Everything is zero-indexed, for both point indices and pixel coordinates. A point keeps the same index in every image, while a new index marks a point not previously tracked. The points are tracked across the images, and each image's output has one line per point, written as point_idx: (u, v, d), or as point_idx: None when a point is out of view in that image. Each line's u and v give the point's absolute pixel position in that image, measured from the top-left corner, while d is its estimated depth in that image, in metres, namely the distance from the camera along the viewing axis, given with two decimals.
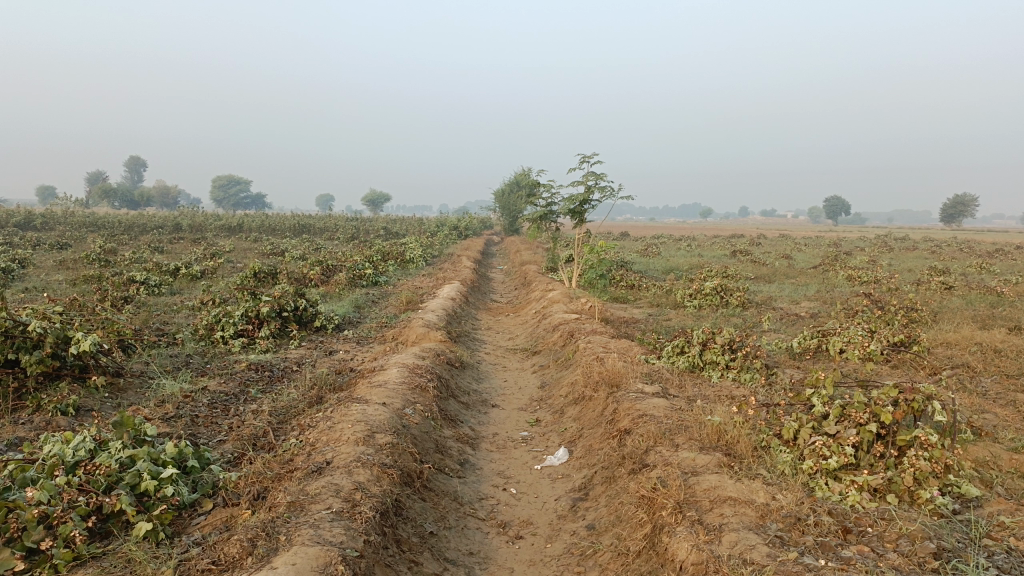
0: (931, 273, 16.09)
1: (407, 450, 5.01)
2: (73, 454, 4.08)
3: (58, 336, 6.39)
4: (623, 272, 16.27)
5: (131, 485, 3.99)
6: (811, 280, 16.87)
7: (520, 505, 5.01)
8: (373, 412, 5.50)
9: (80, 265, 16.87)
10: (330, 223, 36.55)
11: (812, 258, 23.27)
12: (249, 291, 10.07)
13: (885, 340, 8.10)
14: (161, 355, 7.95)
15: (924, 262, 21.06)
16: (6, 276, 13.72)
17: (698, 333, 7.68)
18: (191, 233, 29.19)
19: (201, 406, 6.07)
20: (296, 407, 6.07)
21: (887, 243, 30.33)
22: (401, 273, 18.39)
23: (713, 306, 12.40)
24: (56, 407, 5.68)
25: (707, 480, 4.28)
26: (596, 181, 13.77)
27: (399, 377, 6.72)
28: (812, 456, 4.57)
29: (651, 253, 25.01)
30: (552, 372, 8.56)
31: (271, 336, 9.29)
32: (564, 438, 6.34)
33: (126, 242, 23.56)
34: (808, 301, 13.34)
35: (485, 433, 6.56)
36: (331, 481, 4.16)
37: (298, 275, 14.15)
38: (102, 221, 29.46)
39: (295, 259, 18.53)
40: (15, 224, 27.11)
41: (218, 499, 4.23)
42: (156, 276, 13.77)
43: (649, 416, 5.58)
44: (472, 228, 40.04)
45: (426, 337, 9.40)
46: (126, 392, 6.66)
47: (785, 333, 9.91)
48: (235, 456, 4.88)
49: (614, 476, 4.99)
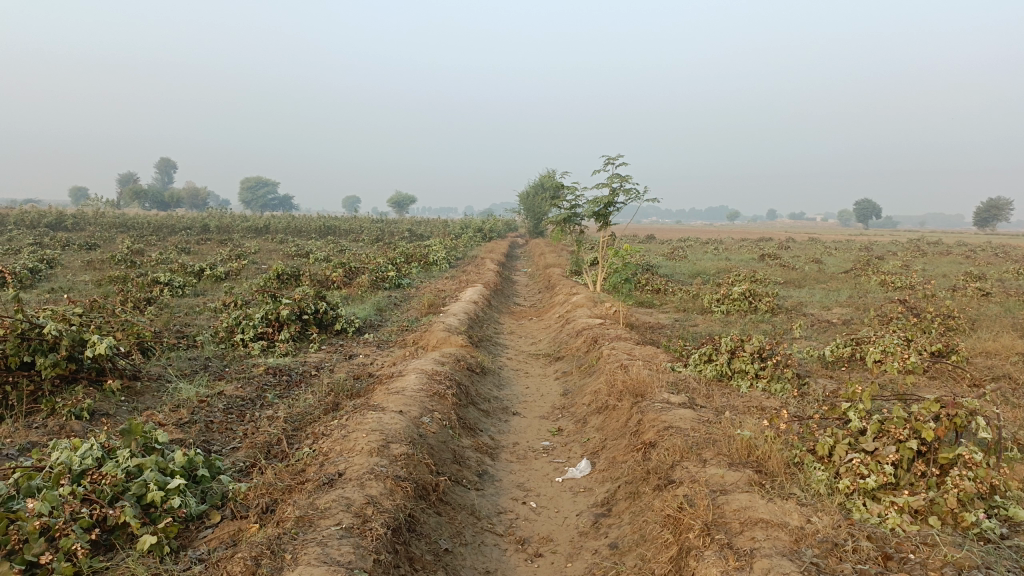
0: (968, 278, 15.65)
1: (423, 461, 4.83)
2: (80, 462, 3.95)
3: (74, 338, 6.30)
4: (648, 275, 16.03)
5: (138, 495, 3.86)
6: (842, 286, 16.46)
7: (540, 520, 4.82)
8: (388, 420, 5.34)
9: (107, 266, 16.95)
10: (356, 225, 36.63)
11: (843, 262, 22.80)
12: (271, 293, 9.99)
13: (922, 349, 7.79)
14: (180, 358, 7.88)
15: (959, 268, 20.51)
16: (33, 277, 13.82)
17: (727, 340, 7.42)
18: (218, 234, 29.40)
19: (216, 412, 5.95)
20: (311, 414, 5.93)
21: (919, 247, 29.76)
22: (424, 275, 18.29)
23: (741, 311, 12.11)
24: (70, 411, 5.59)
25: (737, 500, 4.05)
26: (621, 183, 13.57)
27: (418, 384, 6.55)
28: (849, 474, 4.34)
29: (678, 256, 24.71)
30: (575, 379, 8.35)
31: (291, 339, 9.19)
32: (586, 448, 6.13)
33: (154, 243, 23.74)
34: (840, 307, 12.99)
35: (504, 443, 6.38)
36: (342, 495, 4.01)
37: (321, 277, 14.09)
38: (132, 222, 29.78)
39: (319, 261, 18.51)
40: (46, 224, 27.50)
41: (226, 512, 4.10)
42: (180, 277, 13.79)
43: (676, 428, 5.36)
44: (498, 230, 39.91)
45: (446, 341, 9.25)
46: (143, 397, 6.58)
47: (817, 341, 9.61)
48: (247, 465, 4.75)
49: (638, 491, 4.78)
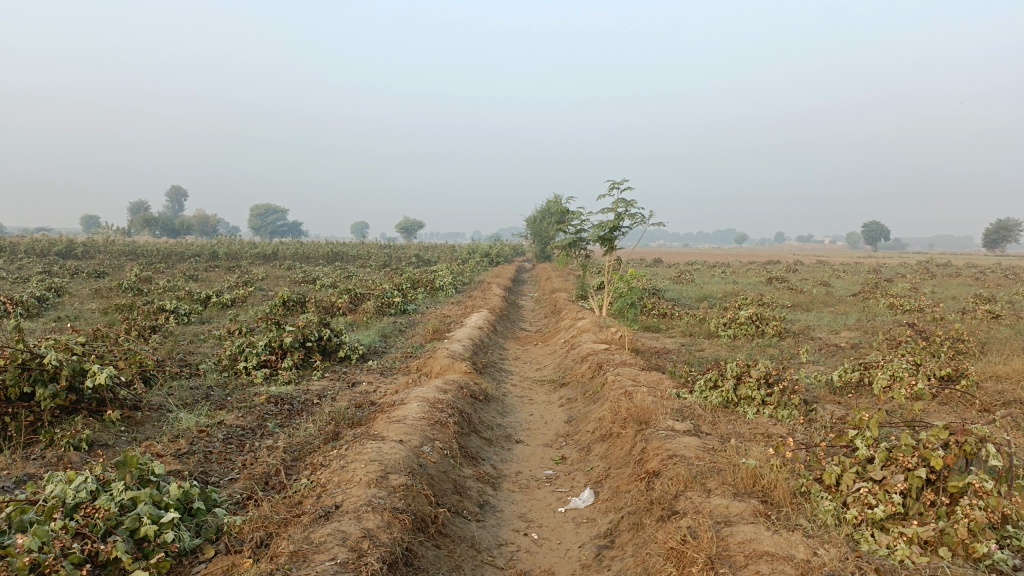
0: (978, 301, 15.53)
1: (422, 492, 4.76)
2: (74, 495, 3.89)
3: (74, 368, 6.27)
4: (655, 300, 15.96)
5: (131, 530, 3.80)
6: (851, 309, 16.35)
7: (542, 552, 4.72)
8: (388, 450, 5.27)
9: (114, 294, 17.00)
10: (363, 250, 36.74)
11: (852, 284, 22.74)
12: (274, 321, 9.96)
13: (932, 374, 7.69)
14: (182, 387, 7.84)
15: (969, 290, 20.37)
16: (40, 305, 13.86)
17: (732, 366, 7.34)
18: (226, 261, 29.52)
19: (215, 442, 5.90)
20: (311, 444, 5.86)
21: (929, 269, 29.63)
22: (430, 300, 18.27)
23: (748, 335, 12.01)
24: (68, 442, 5.54)
25: (741, 532, 3.95)
26: (626, 208, 13.57)
27: (419, 412, 6.48)
28: (857, 504, 4.24)
29: (685, 279, 24.67)
30: (580, 406, 8.26)
31: (294, 366, 9.14)
32: (589, 477, 6.04)
33: (162, 270, 23.83)
34: (848, 331, 12.88)
35: (507, 472, 6.29)
36: (338, 529, 3.94)
37: (326, 304, 14.10)
38: (140, 250, 29.97)
39: (325, 287, 18.53)
40: (57, 252, 27.69)
41: (221, 546, 4.03)
42: (186, 305, 13.80)
43: (680, 456, 5.27)
44: (505, 255, 39.94)
45: (450, 368, 9.18)
46: (143, 426, 6.54)
47: (825, 366, 9.51)
48: (243, 496, 4.69)
49: (642, 522, 4.69)
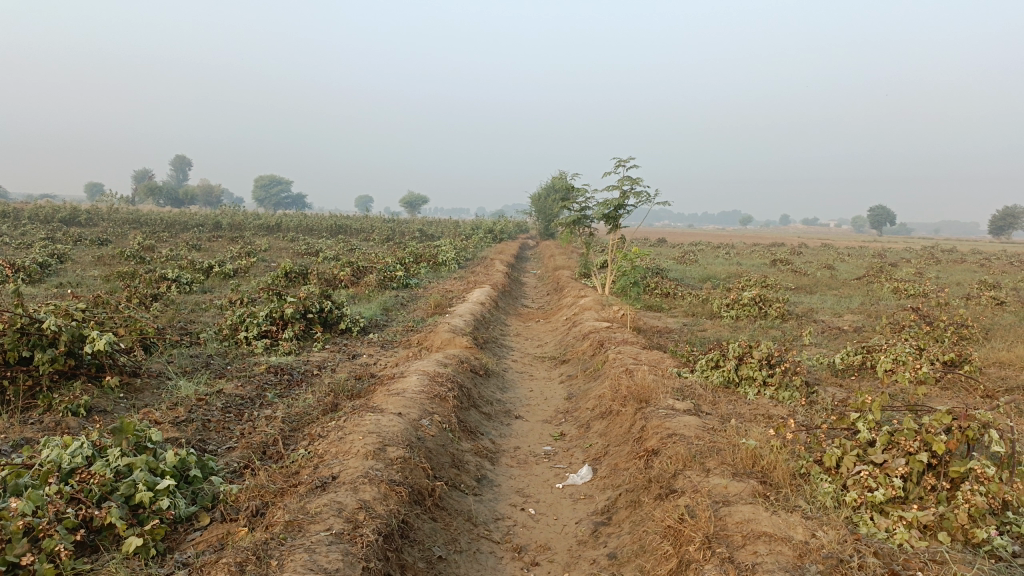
0: (983, 287, 15.45)
1: (419, 465, 4.74)
2: (69, 460, 3.87)
3: (73, 334, 6.24)
4: (658, 279, 15.88)
5: (126, 496, 3.78)
6: (855, 292, 16.26)
7: (538, 527, 4.71)
8: (386, 422, 5.24)
9: (117, 261, 16.96)
10: (367, 224, 36.60)
11: (856, 268, 22.64)
12: (276, 291, 9.92)
13: (934, 358, 7.65)
14: (182, 355, 7.82)
15: (974, 276, 20.28)
16: (42, 271, 13.85)
17: (734, 346, 7.29)
18: (230, 231, 29.45)
19: (214, 411, 5.88)
20: (309, 415, 5.84)
21: (934, 254, 29.45)
22: (432, 275, 18.21)
23: (750, 316, 11.96)
24: (67, 408, 5.53)
25: (740, 512, 3.93)
26: (631, 186, 13.45)
27: (419, 385, 6.46)
28: (856, 487, 4.21)
29: (689, 260, 24.56)
30: (580, 383, 8.24)
31: (295, 337, 9.11)
32: (588, 454, 6.02)
33: (165, 239, 23.77)
34: (851, 314, 12.81)
35: (506, 447, 6.27)
36: (335, 499, 3.92)
37: (328, 277, 14.05)
38: (144, 219, 29.90)
39: (328, 259, 18.47)
40: (60, 219, 27.61)
41: (216, 514, 4.02)
42: (188, 274, 13.76)
43: (679, 435, 5.24)
44: (509, 231, 39.80)
45: (451, 343, 9.15)
46: (142, 393, 6.52)
47: (828, 348, 9.46)
48: (241, 465, 4.67)
49: (639, 500, 4.67)
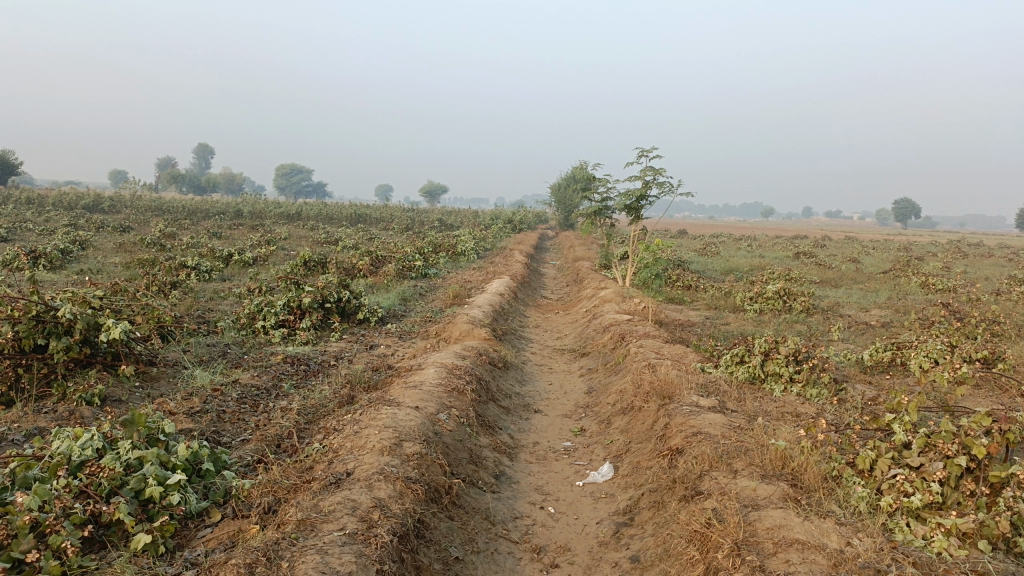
0: (1013, 282, 15.10)
1: (437, 461, 4.61)
2: (80, 453, 3.79)
3: (89, 322, 6.17)
4: (679, 271, 15.66)
5: (136, 491, 3.69)
6: (881, 286, 15.94)
7: (558, 528, 4.57)
8: (403, 416, 5.12)
9: (138, 248, 16.99)
10: (387, 213, 36.55)
11: (881, 262, 22.21)
12: (293, 280, 9.83)
13: (967, 355, 7.42)
14: (199, 344, 7.74)
15: (1004, 271, 19.84)
16: (63, 257, 13.86)
17: (760, 341, 7.09)
18: (251, 219, 29.52)
19: (229, 401, 5.78)
20: (325, 407, 5.73)
21: (959, 248, 28.95)
22: (451, 265, 18.11)
23: (775, 310, 11.74)
24: (81, 397, 5.45)
25: (770, 517, 3.76)
26: (654, 176, 13.22)
27: (436, 378, 6.33)
28: (892, 492, 4.03)
29: (710, 252, 24.30)
30: (601, 377, 8.08)
31: (312, 327, 9.03)
32: (609, 451, 5.87)
33: (186, 227, 23.82)
34: (878, 309, 12.54)
35: (524, 442, 6.14)
36: (348, 497, 3.80)
37: (347, 266, 13.97)
38: (167, 206, 30.04)
39: (347, 248, 18.40)
40: (84, 206, 27.78)
41: (228, 510, 3.92)
42: (208, 262, 13.74)
43: (705, 434, 5.07)
44: (528, 222, 39.60)
45: (469, 334, 9.03)
46: (157, 383, 6.45)
47: (855, 344, 9.23)
48: (254, 459, 4.56)
49: (663, 501, 4.52)
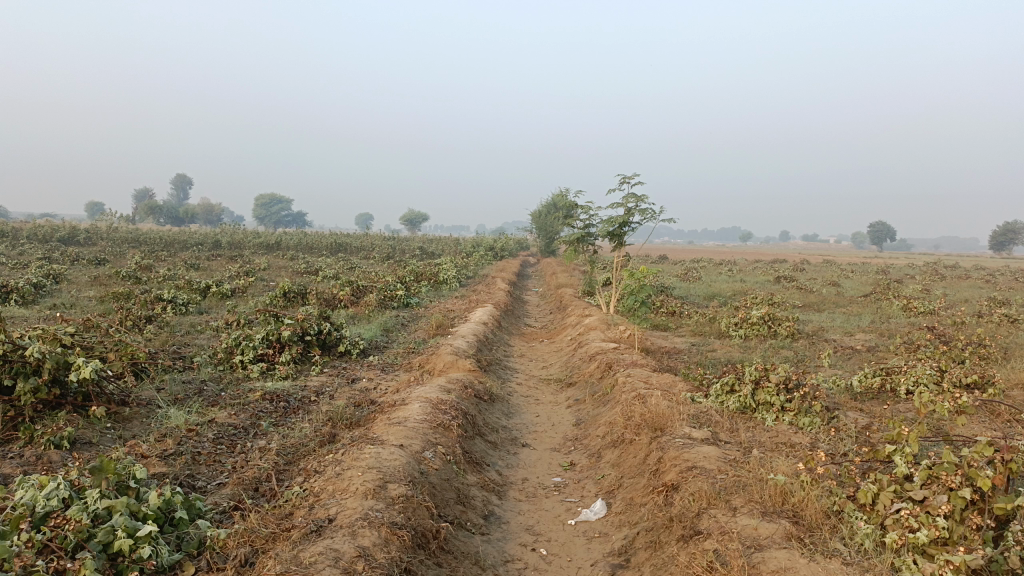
0: (993, 304, 15.18)
1: (423, 504, 4.42)
2: (44, 504, 3.55)
3: (58, 361, 5.92)
4: (663, 297, 15.61)
5: (104, 544, 3.45)
6: (863, 310, 15.96)
7: (551, 571, 4.38)
8: (387, 456, 4.92)
9: (113, 282, 16.64)
10: (368, 242, 36.33)
11: (861, 285, 22.32)
12: (272, 313, 9.61)
13: (957, 380, 7.34)
14: (174, 381, 7.49)
15: (983, 292, 20.01)
16: (35, 292, 13.53)
17: (750, 369, 6.96)
18: (230, 250, 29.18)
19: (205, 442, 5.55)
20: (306, 446, 5.52)
21: (937, 270, 29.25)
22: (433, 294, 17.92)
23: (760, 336, 11.67)
24: (49, 440, 5.20)
25: (774, 559, 3.61)
26: (637, 203, 13.20)
27: (421, 414, 6.13)
28: (896, 527, 3.86)
29: (692, 277, 24.33)
30: (589, 408, 7.91)
31: (292, 361, 8.79)
32: (601, 487, 5.70)
33: (163, 258, 23.46)
34: (863, 333, 12.52)
35: (513, 479, 5.95)
36: (330, 547, 3.60)
37: (327, 296, 13.75)
38: (143, 237, 29.63)
39: (327, 278, 18.17)
40: (59, 238, 27.31)
41: (202, 563, 3.70)
42: (184, 294, 13.46)
43: (700, 469, 4.92)
44: (510, 250, 39.52)
45: (454, 366, 8.84)
46: (130, 423, 6.19)
47: (843, 370, 9.15)
48: (231, 505, 4.34)
49: (660, 541, 4.35)
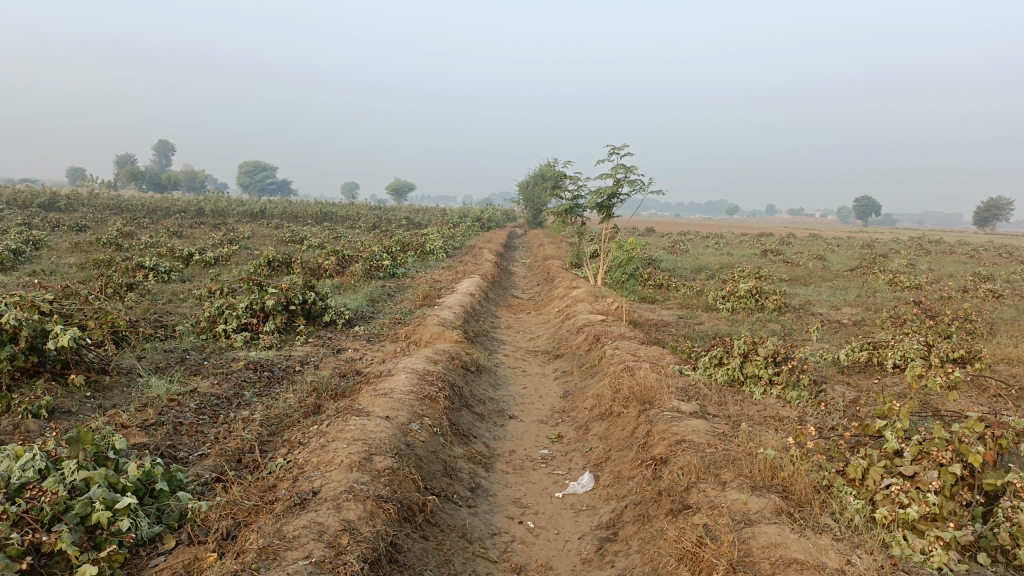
0: (977, 279, 15.25)
1: (409, 476, 4.36)
2: (19, 475, 3.43)
3: (35, 329, 5.77)
4: (651, 270, 15.56)
5: (81, 516, 3.36)
6: (849, 284, 16.00)
7: (538, 544, 4.34)
8: (373, 428, 4.84)
9: (94, 248, 16.36)
10: (354, 211, 35.97)
11: (847, 259, 22.38)
12: (256, 281, 9.45)
13: (944, 354, 7.34)
14: (156, 350, 7.36)
15: (968, 268, 20.10)
16: (15, 258, 13.27)
17: (739, 342, 6.92)
18: (213, 218, 28.81)
19: (187, 412, 5.44)
20: (290, 417, 5.43)
21: (922, 245, 29.36)
22: (420, 264, 17.80)
23: (747, 309, 11.67)
24: (26, 409, 5.08)
25: (764, 535, 3.57)
26: (625, 173, 13.07)
27: (408, 385, 6.04)
28: (886, 503, 3.81)
29: (679, 249, 24.32)
30: (576, 380, 7.86)
31: (277, 331, 8.69)
32: (588, 459, 5.66)
33: (145, 225, 23.13)
34: (849, 307, 12.54)
35: (500, 451, 5.90)
36: (314, 520, 3.53)
37: (313, 266, 13.59)
38: (125, 204, 29.17)
39: (313, 247, 17.96)
40: (39, 204, 26.82)
41: (182, 536, 3.62)
42: (167, 262, 13.25)
43: (690, 442, 4.88)
44: (497, 220, 39.26)
45: (440, 337, 8.75)
46: (110, 392, 6.07)
47: (829, 344, 9.15)
48: (213, 477, 4.26)
49: (649, 515, 4.33)
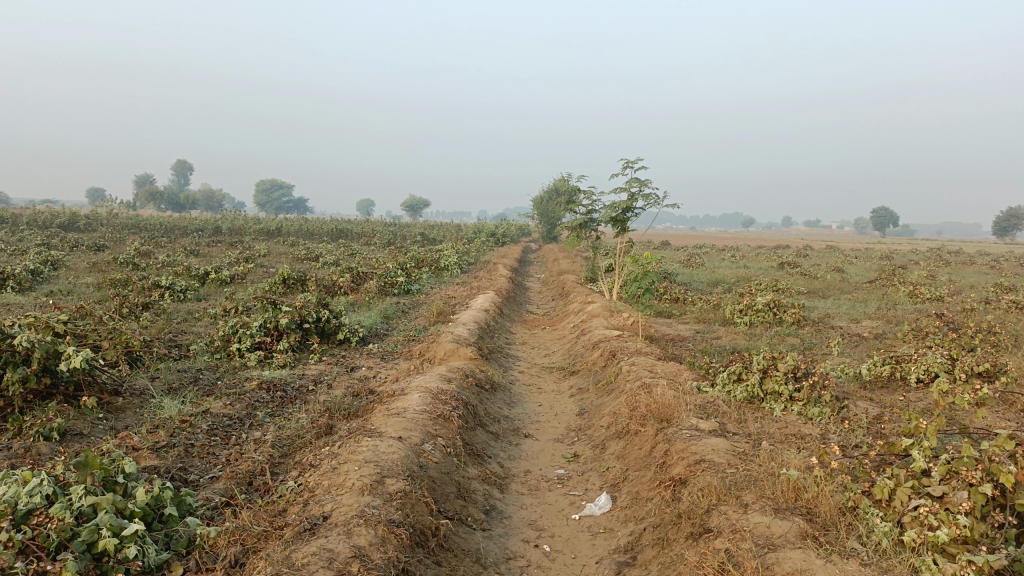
0: (1000, 290, 14.99)
1: (422, 500, 4.27)
2: (26, 500, 3.37)
3: (47, 350, 5.74)
4: (667, 284, 15.43)
5: (87, 544, 3.29)
6: (869, 296, 15.78)
7: (555, 569, 4.23)
8: (385, 449, 4.76)
9: (112, 268, 16.44)
10: (369, 228, 36.08)
11: (866, 271, 22.11)
12: (270, 299, 9.42)
13: (969, 368, 7.16)
14: (169, 369, 7.33)
15: (989, 279, 19.78)
16: (33, 279, 13.35)
17: (758, 358, 6.77)
18: (230, 236, 28.98)
19: (198, 434, 5.39)
20: (302, 438, 5.37)
21: (941, 256, 29.04)
22: (435, 281, 17.76)
23: (765, 323, 11.51)
24: (38, 432, 5.04)
25: (790, 560, 3.45)
26: (640, 187, 12.99)
27: (421, 404, 5.96)
28: (915, 525, 3.67)
29: (695, 263, 24.15)
30: (593, 398, 7.75)
31: (290, 350, 8.64)
32: (605, 480, 5.54)
33: (162, 244, 23.27)
34: (869, 320, 12.33)
35: (515, 471, 5.80)
36: (324, 547, 3.45)
37: (327, 283, 13.57)
38: (143, 223, 29.42)
39: (328, 264, 17.98)
40: (59, 224, 27.09)
41: (190, 563, 3.55)
42: (182, 281, 13.27)
43: (709, 462, 4.76)
44: (511, 236, 39.23)
45: (455, 354, 8.67)
46: (123, 413, 6.03)
47: (850, 358, 8.98)
48: (223, 501, 4.19)
49: (668, 538, 4.21)
